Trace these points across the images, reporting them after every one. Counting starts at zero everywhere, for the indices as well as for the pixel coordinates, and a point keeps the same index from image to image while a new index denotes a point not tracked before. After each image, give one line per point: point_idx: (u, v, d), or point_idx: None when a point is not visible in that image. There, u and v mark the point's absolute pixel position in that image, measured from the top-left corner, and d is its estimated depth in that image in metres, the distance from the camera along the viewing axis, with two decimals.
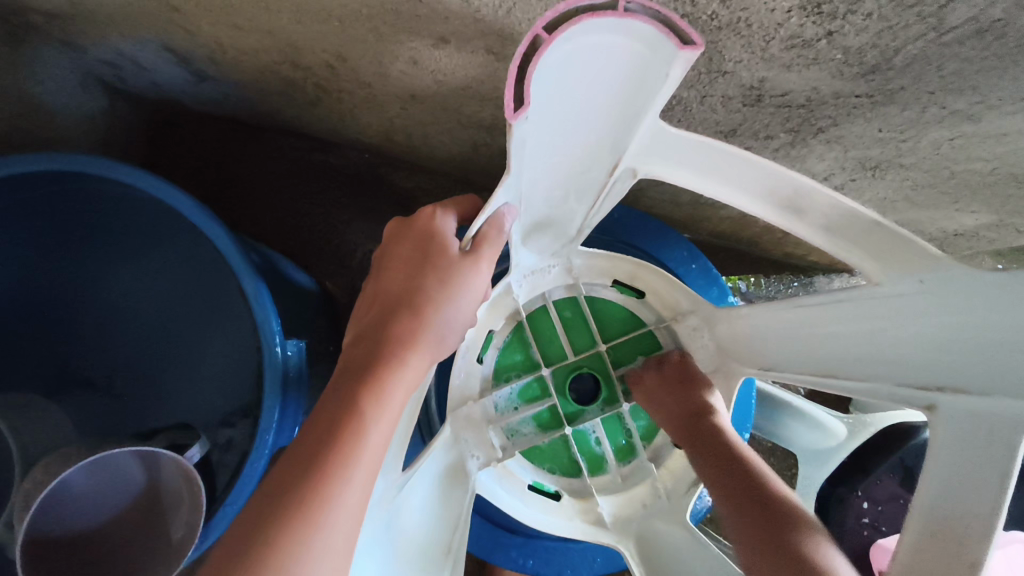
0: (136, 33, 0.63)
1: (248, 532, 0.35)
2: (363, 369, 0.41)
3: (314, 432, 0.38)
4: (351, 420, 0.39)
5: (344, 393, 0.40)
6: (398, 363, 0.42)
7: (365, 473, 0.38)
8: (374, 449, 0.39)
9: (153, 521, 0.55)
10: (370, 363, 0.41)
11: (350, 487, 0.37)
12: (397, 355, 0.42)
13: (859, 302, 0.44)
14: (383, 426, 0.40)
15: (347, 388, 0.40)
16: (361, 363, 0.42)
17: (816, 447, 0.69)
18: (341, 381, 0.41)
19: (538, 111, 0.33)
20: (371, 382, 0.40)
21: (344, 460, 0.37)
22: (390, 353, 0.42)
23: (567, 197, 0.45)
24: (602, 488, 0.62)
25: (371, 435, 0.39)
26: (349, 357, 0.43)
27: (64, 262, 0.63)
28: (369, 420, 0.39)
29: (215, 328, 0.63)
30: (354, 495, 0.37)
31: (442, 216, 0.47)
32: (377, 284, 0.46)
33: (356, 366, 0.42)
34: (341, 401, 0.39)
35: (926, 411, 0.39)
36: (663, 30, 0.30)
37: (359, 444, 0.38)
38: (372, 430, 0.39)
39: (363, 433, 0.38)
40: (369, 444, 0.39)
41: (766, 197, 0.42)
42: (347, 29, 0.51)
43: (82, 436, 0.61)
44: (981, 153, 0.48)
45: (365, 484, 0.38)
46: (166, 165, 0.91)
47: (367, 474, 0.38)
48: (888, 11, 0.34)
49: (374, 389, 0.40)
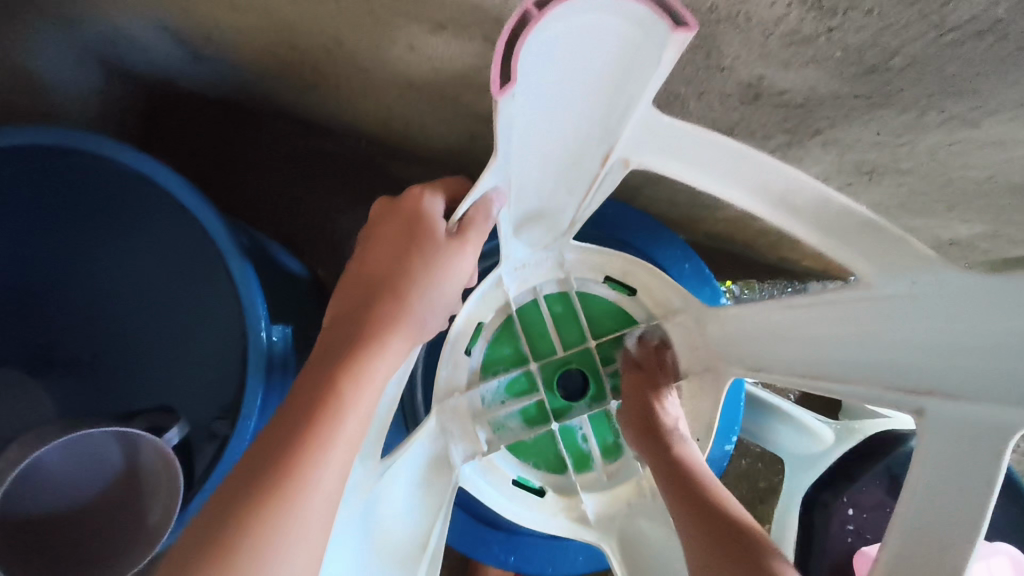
0: (131, 11, 0.62)
1: (219, 513, 0.34)
2: (342, 351, 0.40)
3: (290, 414, 0.38)
4: (328, 402, 0.38)
5: (322, 374, 0.39)
6: (379, 347, 0.41)
7: (343, 457, 0.38)
8: (352, 433, 0.38)
9: (130, 505, 0.54)
10: (350, 346, 0.41)
11: (327, 470, 0.37)
12: (379, 338, 0.41)
13: (851, 303, 0.43)
14: (361, 410, 0.39)
15: (325, 369, 0.40)
16: (341, 346, 0.41)
17: (801, 452, 0.69)
18: (320, 361, 0.40)
19: (528, 93, 0.33)
20: (350, 365, 0.40)
21: (320, 442, 0.37)
22: (371, 336, 0.41)
23: (557, 186, 0.45)
24: (586, 485, 0.62)
25: (349, 419, 0.38)
26: (329, 339, 0.42)
27: (49, 238, 0.62)
28: (347, 403, 0.38)
29: (200, 310, 0.62)
30: (331, 478, 0.37)
31: (431, 197, 0.45)
32: (360, 265, 0.45)
33: (335, 349, 0.41)
34: (319, 383, 0.39)
35: (913, 415, 0.39)
36: (656, 11, 0.29)
37: (337, 426, 0.37)
38: (350, 414, 0.38)
39: (340, 417, 0.38)
40: (346, 427, 0.38)
41: (756, 192, 0.42)
42: (344, 12, 0.51)
43: (62, 415, 0.60)
44: (978, 160, 0.47)
45: (342, 468, 0.37)
46: (161, 146, 0.90)
47: (344, 457, 0.38)
48: (889, 8, 0.33)
49: (352, 372, 0.39)
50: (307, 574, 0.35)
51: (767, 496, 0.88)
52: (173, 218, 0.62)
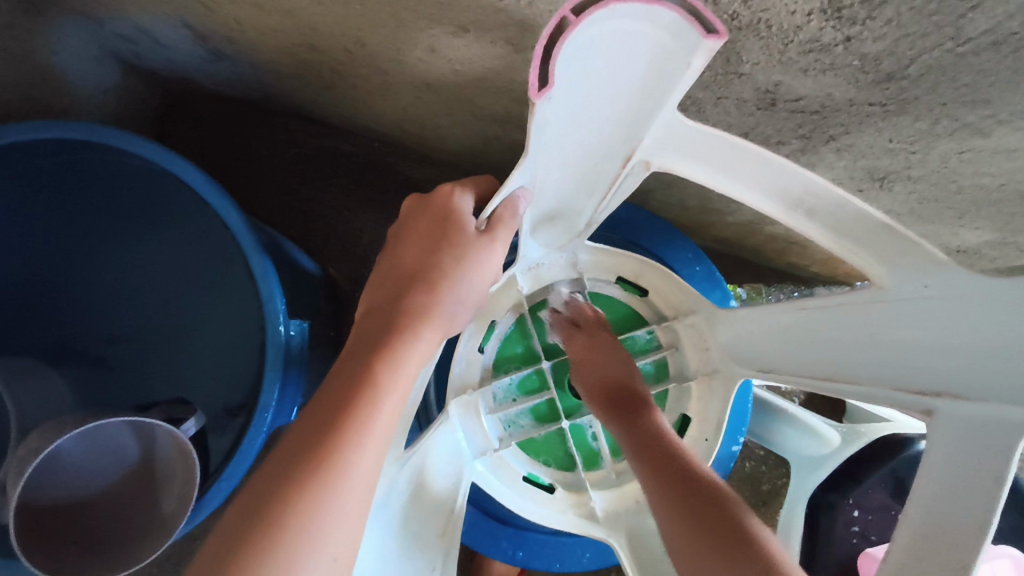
0: (154, 8, 0.63)
1: (263, 497, 0.35)
2: (377, 341, 0.41)
3: (328, 400, 0.38)
4: (364, 389, 0.39)
5: (357, 363, 0.40)
6: (411, 337, 0.42)
7: (378, 442, 0.38)
8: (386, 419, 0.39)
9: (144, 494, 0.55)
10: (384, 337, 0.41)
11: (363, 454, 0.37)
12: (412, 329, 0.42)
13: (864, 305, 0.44)
14: (395, 398, 0.40)
15: (361, 359, 0.40)
16: (375, 337, 0.42)
17: (810, 454, 0.69)
18: (355, 352, 0.41)
19: (562, 97, 0.33)
20: (385, 354, 0.41)
21: (357, 428, 0.37)
22: (404, 327, 0.42)
23: (579, 186, 0.46)
24: (595, 483, 0.63)
25: (385, 406, 0.39)
26: (363, 329, 0.43)
27: (67, 230, 0.63)
28: (383, 391, 0.39)
29: (217, 304, 0.63)
30: (367, 462, 0.37)
31: (461, 194, 0.47)
32: (392, 259, 0.46)
33: (370, 339, 0.42)
34: (354, 372, 0.40)
35: (924, 416, 0.39)
36: (689, 18, 0.30)
37: (373, 413, 0.38)
38: (385, 402, 0.39)
39: (376, 404, 0.39)
40: (381, 415, 0.39)
41: (775, 195, 0.43)
42: (368, 13, 0.52)
43: (80, 405, 0.61)
44: (988, 168, 0.48)
45: (377, 453, 0.38)
46: (177, 143, 0.91)
47: (379, 442, 0.38)
48: (906, 18, 0.34)
49: (387, 362, 0.40)
50: (346, 557, 0.36)
51: (771, 499, 0.88)
52: (193, 213, 0.63)
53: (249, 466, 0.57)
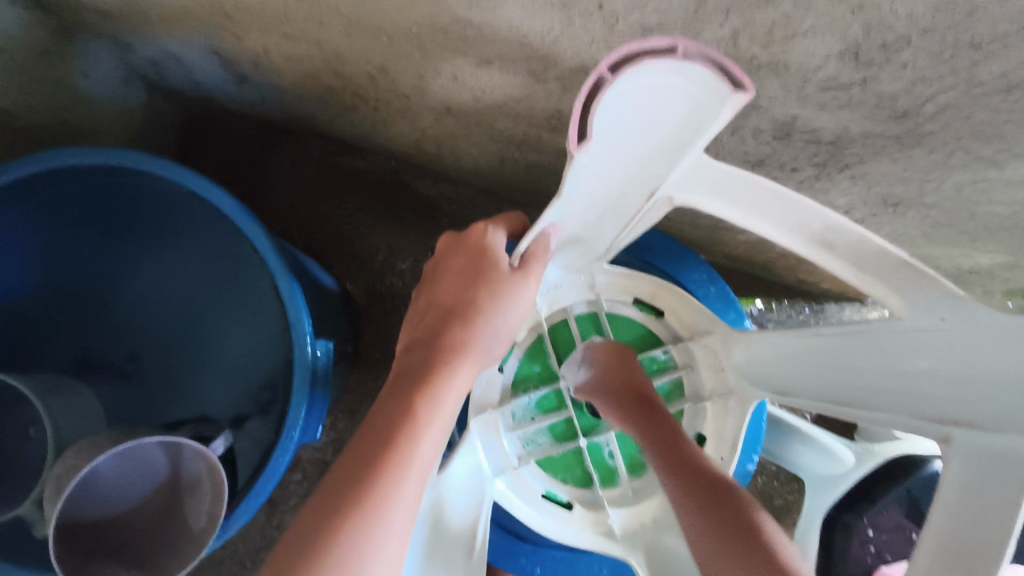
0: (183, 35, 0.65)
1: (310, 526, 0.37)
2: (417, 376, 0.43)
3: (372, 434, 0.40)
4: (404, 423, 0.41)
5: (398, 397, 0.42)
6: (450, 371, 0.44)
7: (419, 473, 0.40)
8: (426, 451, 0.41)
9: (173, 512, 0.56)
10: (424, 372, 0.44)
11: (405, 486, 0.39)
12: (450, 363, 0.44)
13: (880, 335, 0.45)
14: (434, 430, 0.42)
15: (402, 392, 0.42)
16: (415, 371, 0.44)
17: (822, 473, 0.70)
18: (397, 385, 0.43)
19: (597, 145, 0.36)
20: (425, 388, 0.43)
21: (400, 460, 0.39)
22: (443, 362, 0.44)
23: (603, 218, 0.48)
24: (612, 500, 0.64)
25: (425, 439, 0.41)
26: (403, 364, 0.45)
27: (98, 251, 0.65)
28: (423, 424, 0.41)
29: (244, 323, 0.64)
30: (408, 495, 0.39)
31: (494, 231, 0.49)
32: (430, 296, 0.49)
33: (410, 374, 0.44)
34: (396, 405, 0.42)
35: (941, 443, 0.40)
36: (718, 74, 0.32)
37: (415, 445, 0.40)
38: (425, 435, 0.41)
39: (416, 437, 0.40)
40: (422, 448, 0.41)
41: (795, 230, 0.45)
42: (394, 44, 0.54)
43: (112, 423, 0.63)
44: (1002, 198, 0.49)
45: (418, 484, 0.40)
46: (197, 160, 0.93)
47: (419, 475, 0.40)
48: (924, 62, 0.35)
49: (427, 396, 0.42)
50: None
51: (783, 514, 0.89)
52: (221, 234, 0.65)
53: (277, 483, 0.58)
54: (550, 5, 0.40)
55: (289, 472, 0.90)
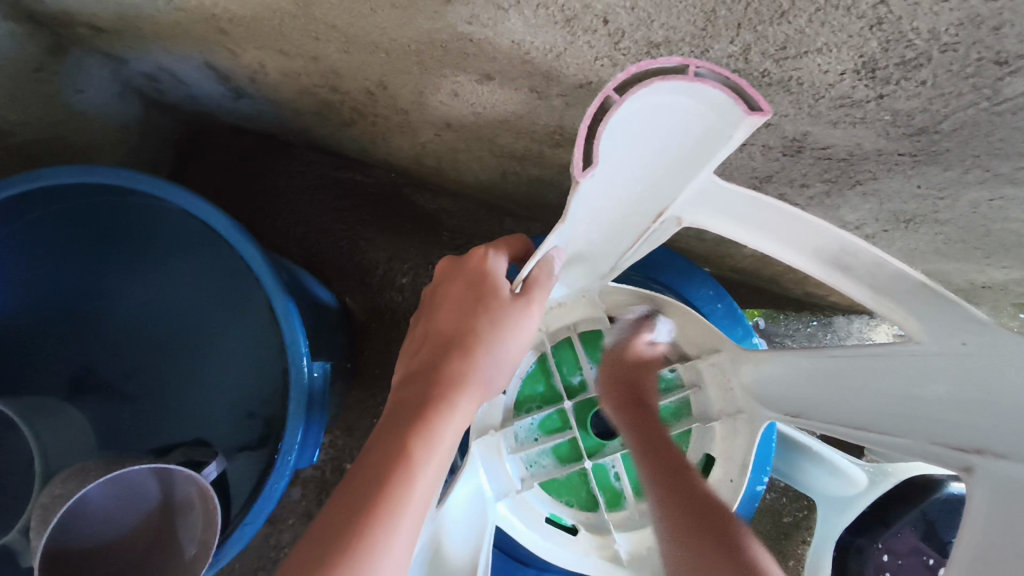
0: (179, 50, 0.64)
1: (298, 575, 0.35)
2: (414, 410, 0.42)
3: (365, 473, 0.39)
4: (399, 460, 0.39)
5: (392, 434, 0.40)
6: (448, 405, 0.42)
7: (413, 517, 0.38)
8: (423, 491, 0.39)
9: (163, 542, 0.54)
10: (421, 405, 0.42)
11: (399, 529, 0.37)
12: (448, 397, 0.43)
13: (894, 357, 0.43)
14: (431, 468, 0.40)
15: (397, 429, 0.41)
16: (412, 404, 0.42)
17: (833, 493, 0.66)
18: (392, 421, 0.42)
19: (602, 168, 0.34)
20: (421, 423, 0.41)
21: (394, 501, 0.37)
22: (441, 395, 0.43)
23: (608, 238, 0.46)
24: (619, 525, 0.61)
25: (421, 479, 0.39)
26: (400, 396, 0.44)
27: (90, 269, 0.63)
28: (419, 462, 0.39)
29: (239, 343, 0.63)
30: (403, 538, 0.37)
31: (494, 257, 0.47)
32: (429, 323, 0.47)
33: (406, 408, 0.42)
34: (390, 442, 0.40)
35: (963, 472, 0.39)
36: (732, 96, 0.31)
37: (409, 488, 0.38)
38: (421, 474, 0.39)
39: (411, 477, 0.39)
40: (417, 488, 0.39)
41: (812, 253, 0.43)
42: (393, 61, 0.53)
43: (101, 448, 0.61)
44: (1018, 214, 0.48)
45: (411, 529, 0.38)
46: (193, 174, 0.92)
47: (414, 517, 0.38)
48: (942, 80, 0.34)
49: (423, 432, 0.41)
50: None
51: (792, 532, 0.87)
52: (217, 253, 0.64)
53: (274, 508, 0.57)
54: (554, 20, 0.39)
55: (287, 491, 0.89)
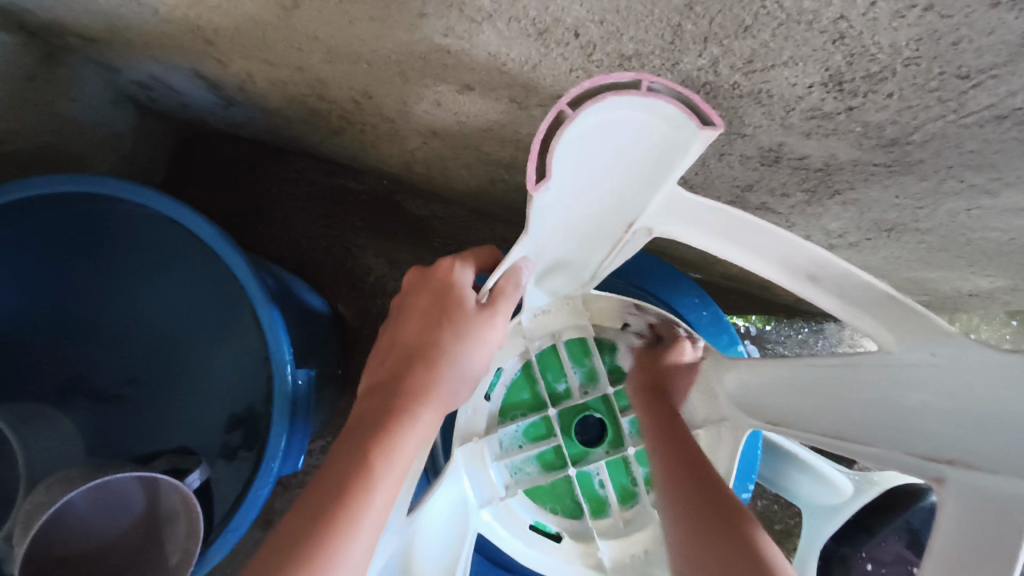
0: (168, 60, 0.65)
1: None
2: (376, 422, 0.43)
3: (325, 487, 0.40)
4: (359, 474, 0.40)
5: (354, 447, 0.42)
6: (410, 418, 0.43)
7: (371, 528, 0.40)
8: (382, 502, 0.40)
9: (150, 545, 0.55)
10: (383, 417, 0.43)
11: (356, 543, 0.39)
12: (409, 410, 0.44)
13: (871, 367, 0.44)
14: (391, 480, 0.41)
15: (357, 441, 0.42)
16: (374, 416, 0.43)
17: (820, 502, 0.66)
18: (353, 433, 0.43)
19: (560, 181, 0.35)
20: (382, 436, 0.42)
21: (351, 516, 0.39)
22: (403, 407, 0.44)
23: (580, 248, 0.47)
24: (603, 532, 0.61)
25: (380, 490, 0.40)
26: (364, 408, 0.45)
27: (81, 276, 0.64)
28: (379, 474, 0.40)
29: (226, 349, 0.64)
30: (360, 549, 0.39)
31: (461, 268, 0.48)
32: (395, 334, 0.48)
33: (368, 420, 0.43)
34: (351, 455, 0.41)
35: (935, 483, 0.38)
36: (685, 111, 0.32)
37: (367, 501, 0.40)
38: (380, 486, 0.40)
39: (371, 490, 0.40)
40: (376, 501, 0.40)
41: (779, 262, 0.44)
42: (375, 70, 0.53)
43: (88, 455, 0.62)
44: (997, 224, 0.48)
45: (370, 540, 0.39)
46: (186, 181, 0.93)
47: (372, 529, 0.40)
48: (908, 92, 0.34)
49: (384, 444, 0.42)
50: None
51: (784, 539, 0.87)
52: (205, 260, 0.64)
53: (256, 515, 0.57)
54: (527, 33, 0.39)
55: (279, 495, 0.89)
